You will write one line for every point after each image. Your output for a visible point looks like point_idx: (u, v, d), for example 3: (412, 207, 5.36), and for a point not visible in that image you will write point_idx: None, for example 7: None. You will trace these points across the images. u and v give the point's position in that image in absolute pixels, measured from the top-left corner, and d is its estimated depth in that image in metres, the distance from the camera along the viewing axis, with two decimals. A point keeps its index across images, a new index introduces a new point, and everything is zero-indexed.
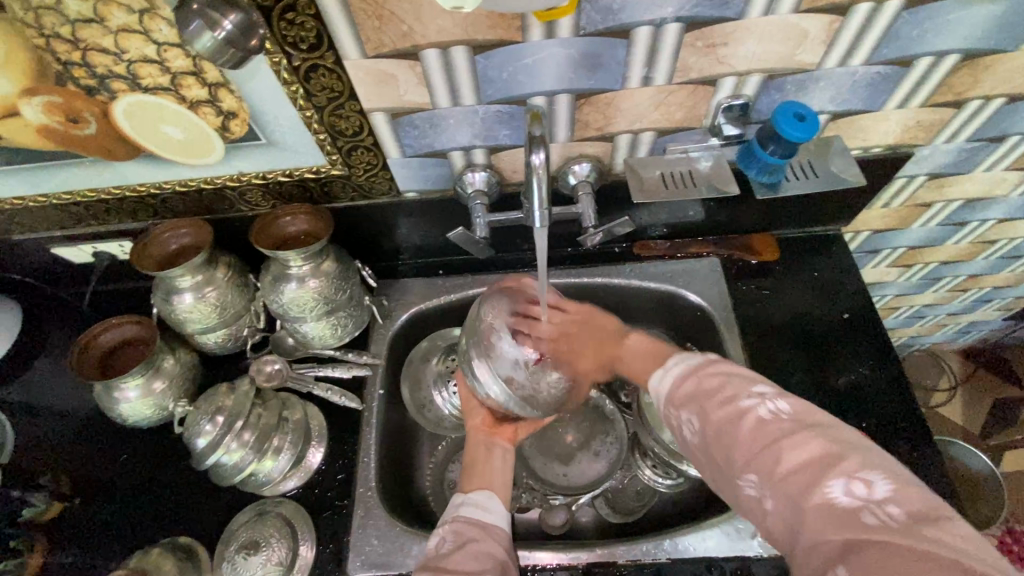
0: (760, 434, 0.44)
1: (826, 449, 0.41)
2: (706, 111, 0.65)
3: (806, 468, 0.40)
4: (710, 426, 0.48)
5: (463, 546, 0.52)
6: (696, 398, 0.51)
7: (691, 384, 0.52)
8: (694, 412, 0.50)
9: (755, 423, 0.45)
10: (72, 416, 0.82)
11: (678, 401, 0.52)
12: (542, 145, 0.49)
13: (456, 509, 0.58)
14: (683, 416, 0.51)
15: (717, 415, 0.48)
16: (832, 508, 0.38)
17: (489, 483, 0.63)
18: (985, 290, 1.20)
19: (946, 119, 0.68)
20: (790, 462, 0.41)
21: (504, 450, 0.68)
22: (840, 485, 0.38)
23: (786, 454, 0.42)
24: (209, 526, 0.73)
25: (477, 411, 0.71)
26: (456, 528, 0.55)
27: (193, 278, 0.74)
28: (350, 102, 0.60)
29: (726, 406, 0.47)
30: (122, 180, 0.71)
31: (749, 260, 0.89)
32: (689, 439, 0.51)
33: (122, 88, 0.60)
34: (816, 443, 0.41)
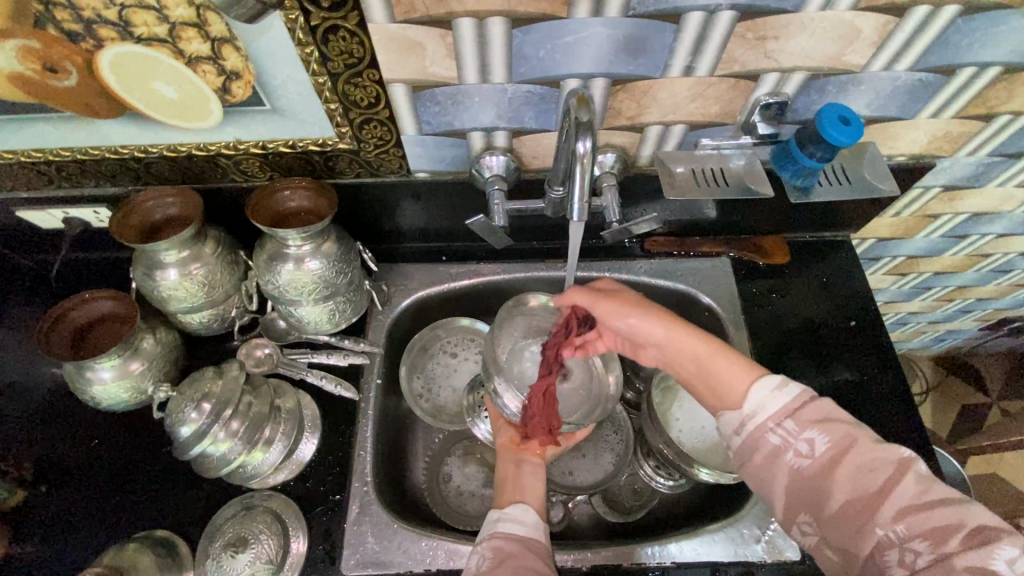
0: (918, 492, 0.43)
1: (995, 522, 0.40)
2: (742, 107, 0.62)
3: (973, 534, 0.40)
4: (849, 464, 0.45)
5: (501, 563, 0.52)
6: (833, 422, 0.47)
7: (820, 412, 0.48)
8: (828, 439, 0.46)
9: (915, 477, 0.43)
10: (35, 397, 0.75)
11: (801, 420, 0.48)
12: (589, 131, 0.46)
13: (493, 525, 0.56)
14: (806, 435, 0.47)
15: (873, 452, 0.45)
16: (988, 571, 0.38)
17: (522, 497, 0.61)
18: (969, 300, 1.23)
19: (974, 131, 0.68)
20: (960, 528, 0.40)
21: (536, 468, 0.65)
22: (1008, 555, 0.38)
23: (950, 519, 0.41)
24: (190, 519, 0.68)
25: (506, 428, 0.70)
26: (493, 545, 0.54)
27: (179, 253, 0.68)
28: (370, 71, 0.55)
29: (877, 447, 0.45)
30: (102, 139, 0.64)
31: (759, 262, 0.88)
32: (792, 462, 0.47)
33: (111, 36, 0.53)
34: (982, 512, 0.41)
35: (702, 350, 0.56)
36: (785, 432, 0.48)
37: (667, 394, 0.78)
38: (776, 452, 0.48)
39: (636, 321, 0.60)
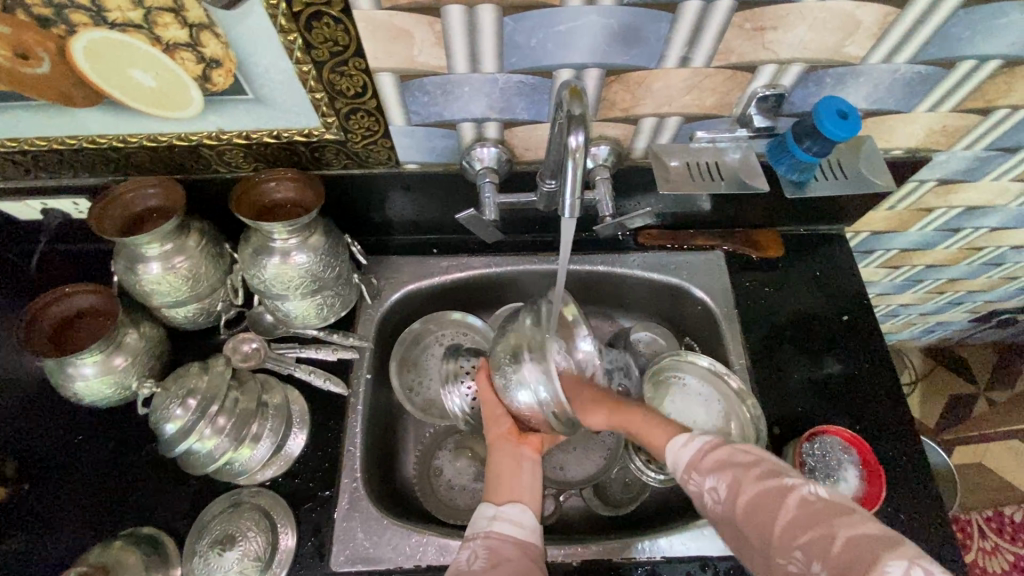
0: (803, 512, 0.41)
1: (874, 533, 0.38)
2: (738, 99, 0.61)
3: (858, 549, 0.38)
4: (744, 498, 0.45)
5: (496, 565, 0.52)
6: (726, 465, 0.47)
7: (721, 454, 0.48)
8: (725, 480, 0.47)
9: (797, 501, 0.42)
10: (17, 393, 0.73)
11: (704, 469, 0.49)
12: (582, 124, 0.45)
13: (489, 523, 0.56)
14: (709, 482, 0.48)
15: (757, 488, 0.44)
16: None
17: (520, 497, 0.60)
18: (961, 293, 1.24)
19: (971, 126, 0.67)
20: (835, 541, 0.39)
21: (533, 463, 0.63)
22: (902, 568, 0.36)
23: (827, 533, 0.39)
24: (178, 516, 0.67)
25: (501, 420, 0.65)
26: (490, 545, 0.54)
27: (161, 246, 0.66)
28: (355, 59, 0.53)
29: (761, 480, 0.44)
30: (80, 129, 0.62)
31: (753, 255, 0.87)
32: (710, 506, 0.48)
33: (83, 22, 0.51)
34: (864, 522, 0.39)
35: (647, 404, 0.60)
36: (694, 486, 0.49)
37: (659, 387, 0.78)
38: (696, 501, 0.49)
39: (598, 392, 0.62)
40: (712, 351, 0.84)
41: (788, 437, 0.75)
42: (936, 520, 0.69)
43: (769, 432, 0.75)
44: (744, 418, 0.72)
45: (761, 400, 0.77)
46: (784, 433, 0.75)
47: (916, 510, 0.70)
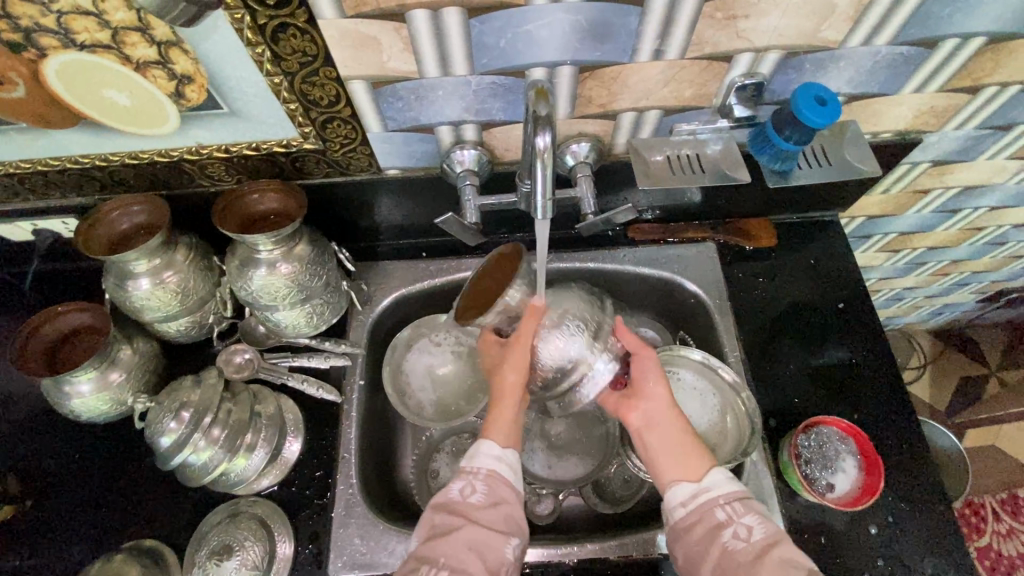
0: None
1: None
2: (717, 90, 0.60)
3: None
4: (780, 550, 0.48)
5: (494, 505, 0.53)
6: (769, 518, 0.51)
7: (759, 504, 0.52)
8: (762, 528, 0.50)
9: None
10: (19, 411, 0.75)
11: (741, 508, 0.51)
12: (548, 125, 0.44)
13: (493, 462, 0.56)
14: (746, 520, 0.50)
15: (796, 550, 0.48)
16: None
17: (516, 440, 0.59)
18: (966, 274, 1.21)
19: (960, 105, 0.65)
20: None
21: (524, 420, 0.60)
22: None
23: None
24: (177, 527, 0.68)
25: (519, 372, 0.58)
26: (490, 484, 0.55)
27: (150, 262, 0.66)
28: (325, 69, 0.53)
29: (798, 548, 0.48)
30: (61, 149, 0.63)
31: (745, 246, 0.86)
32: (726, 542, 0.49)
33: (53, 45, 0.51)
34: None
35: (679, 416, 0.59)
36: (721, 516, 0.51)
37: None
38: (715, 529, 0.50)
39: (653, 397, 0.59)
40: (707, 344, 0.83)
41: (784, 429, 0.74)
42: (937, 508, 0.68)
43: (765, 424, 0.74)
44: (739, 411, 0.72)
45: (757, 392, 0.76)
46: (780, 425, 0.74)
47: (918, 500, 0.69)
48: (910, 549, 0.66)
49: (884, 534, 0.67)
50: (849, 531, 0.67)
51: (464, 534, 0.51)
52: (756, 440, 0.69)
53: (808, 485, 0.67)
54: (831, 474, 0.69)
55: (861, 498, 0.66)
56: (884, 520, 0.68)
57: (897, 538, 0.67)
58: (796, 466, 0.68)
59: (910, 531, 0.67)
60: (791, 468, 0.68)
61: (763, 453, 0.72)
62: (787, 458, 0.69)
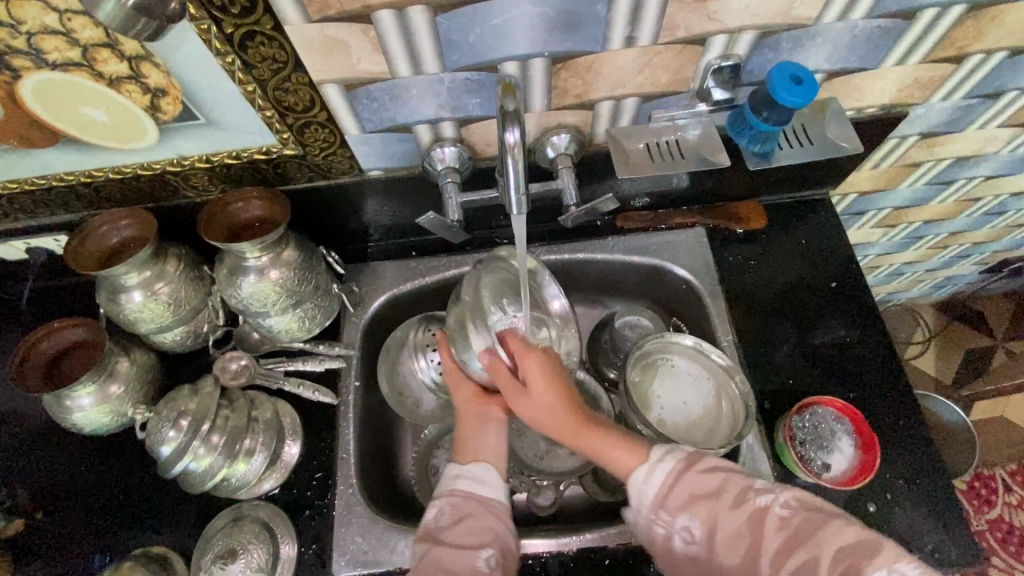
0: (783, 536, 0.47)
1: (854, 542, 0.45)
2: (694, 73, 0.59)
3: (846, 559, 0.44)
4: (721, 529, 0.49)
5: (459, 521, 0.56)
6: (697, 501, 0.51)
7: (688, 486, 0.52)
8: (699, 517, 0.50)
9: (776, 522, 0.48)
10: (24, 427, 0.76)
11: (672, 507, 0.52)
12: (516, 120, 0.45)
13: (453, 481, 0.60)
14: (680, 522, 0.51)
15: (733, 521, 0.49)
16: None
17: (485, 456, 0.62)
18: (966, 246, 1.20)
19: (945, 75, 0.64)
20: (818, 560, 0.45)
21: (500, 425, 0.65)
22: None
23: (812, 555, 0.46)
24: (183, 532, 0.70)
25: (466, 383, 0.67)
26: (452, 502, 0.58)
27: (141, 274, 0.67)
28: (297, 74, 0.53)
29: (737, 510, 0.50)
30: (46, 168, 0.63)
31: (736, 229, 0.85)
32: (683, 545, 0.51)
33: (26, 65, 0.51)
34: (842, 532, 0.46)
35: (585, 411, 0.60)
36: (662, 525, 0.52)
37: (648, 371, 0.76)
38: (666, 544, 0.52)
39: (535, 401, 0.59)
40: (701, 330, 0.83)
41: (779, 411, 0.74)
42: (935, 484, 0.68)
43: (759, 407, 0.74)
44: (733, 394, 0.72)
45: (751, 376, 0.76)
46: (775, 407, 0.74)
47: (916, 476, 0.69)
48: (909, 525, 0.66)
49: (883, 512, 0.67)
50: (847, 510, 0.67)
51: (433, 554, 0.54)
52: (750, 421, 0.68)
53: (803, 466, 0.67)
54: (827, 454, 0.68)
55: (858, 478, 0.66)
56: (882, 498, 0.68)
57: (896, 515, 0.67)
58: (792, 448, 0.68)
59: (908, 508, 0.67)
60: (786, 450, 0.68)
61: (758, 435, 0.72)
62: (782, 439, 0.69)
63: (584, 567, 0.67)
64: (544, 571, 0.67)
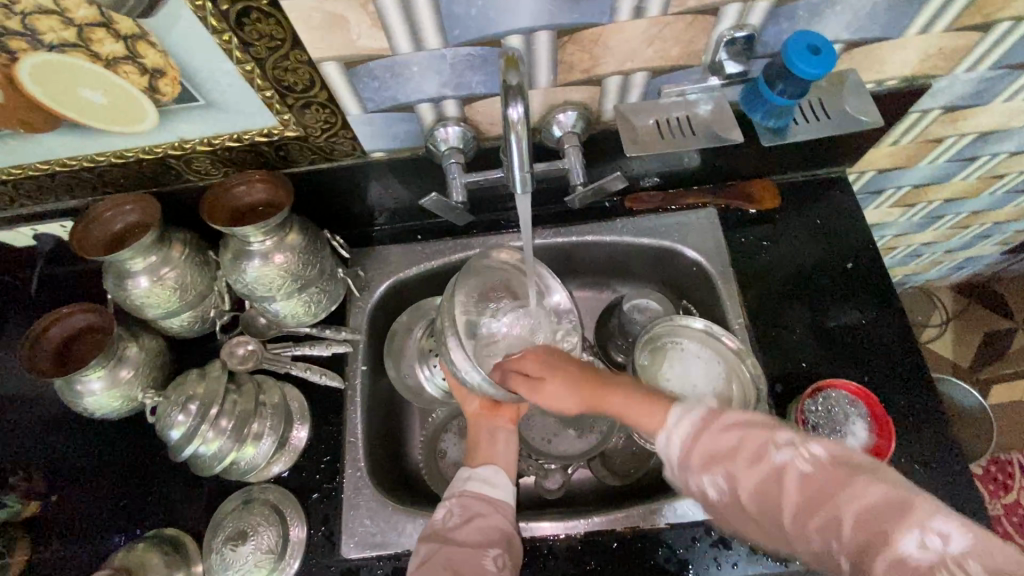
0: (803, 492, 0.44)
1: (881, 502, 0.41)
2: (706, 45, 0.57)
3: (867, 523, 0.41)
4: (747, 487, 0.47)
5: (469, 520, 0.58)
6: (718, 459, 0.49)
7: (709, 443, 0.50)
8: (720, 474, 0.49)
9: (795, 480, 0.45)
10: (38, 411, 0.77)
11: (695, 465, 0.50)
12: (519, 95, 0.44)
13: (464, 483, 0.62)
14: (706, 479, 0.50)
15: (752, 476, 0.47)
16: (905, 564, 0.39)
17: (495, 459, 0.65)
18: (987, 225, 1.16)
19: (971, 44, 0.61)
20: (838, 522, 0.42)
21: (509, 435, 0.68)
22: (914, 538, 0.39)
23: (830, 517, 0.43)
24: (194, 514, 0.70)
25: (472, 398, 0.70)
26: (462, 503, 0.60)
27: (146, 260, 0.67)
28: (295, 52, 0.52)
29: (756, 465, 0.47)
30: (49, 153, 0.63)
31: (749, 209, 0.83)
32: (716, 498, 0.50)
33: (22, 47, 0.51)
34: (868, 489, 0.42)
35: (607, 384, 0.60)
36: (691, 484, 0.51)
37: (657, 355, 0.75)
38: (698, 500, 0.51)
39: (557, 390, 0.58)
40: (711, 312, 0.81)
41: (791, 394, 0.72)
42: (952, 468, 0.67)
43: (771, 390, 0.73)
44: (744, 377, 0.70)
45: (763, 359, 0.74)
46: (787, 390, 0.72)
47: (933, 460, 0.67)
48: None
49: None
50: None
51: (443, 552, 0.55)
52: (760, 403, 0.69)
53: None
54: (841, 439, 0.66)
55: None
56: None
57: None
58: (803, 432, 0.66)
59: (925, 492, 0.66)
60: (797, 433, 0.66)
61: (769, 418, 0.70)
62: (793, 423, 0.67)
63: (592, 550, 0.67)
64: (552, 554, 0.67)
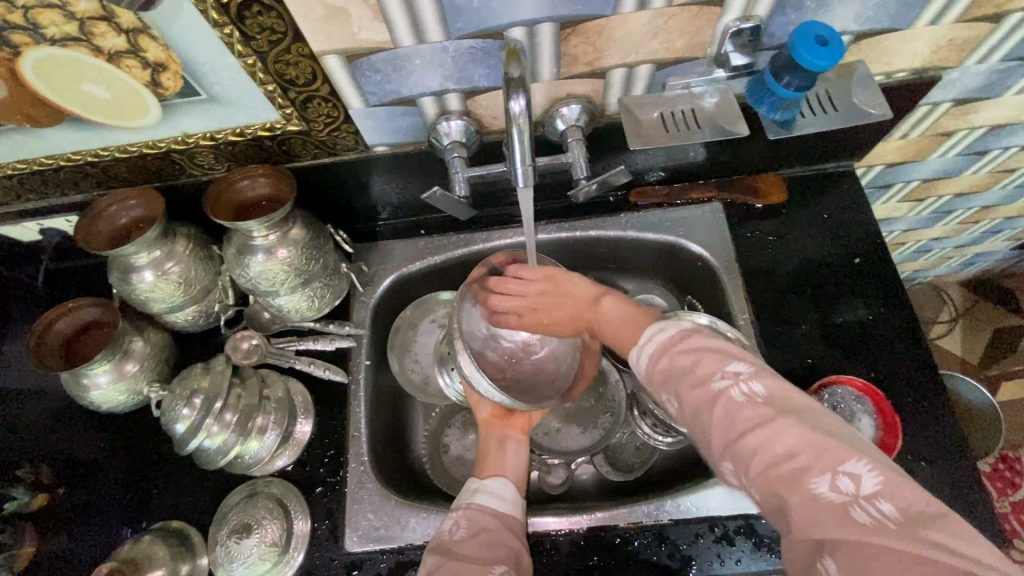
0: (733, 420, 0.42)
1: (800, 441, 0.38)
2: (712, 37, 0.56)
3: (781, 463, 0.38)
4: (687, 409, 0.45)
5: (475, 534, 0.56)
6: (672, 378, 0.47)
7: (670, 363, 0.48)
8: (671, 393, 0.47)
9: (726, 406, 0.42)
10: (45, 404, 0.78)
11: (655, 380, 0.49)
12: (521, 88, 0.44)
13: (472, 495, 0.61)
14: (662, 397, 0.48)
15: (693, 399, 0.45)
16: (811, 499, 0.36)
17: (504, 472, 0.65)
18: (998, 220, 1.14)
19: (982, 35, 0.60)
20: (761, 454, 0.39)
21: (519, 445, 0.68)
22: (826, 481, 0.36)
23: (753, 445, 0.40)
24: (200, 507, 0.71)
25: (484, 405, 0.71)
26: (469, 515, 0.58)
27: (150, 254, 0.67)
28: (297, 45, 0.52)
29: (699, 390, 0.44)
30: (53, 147, 0.63)
31: (756, 203, 0.82)
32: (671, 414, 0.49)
33: (25, 41, 0.51)
34: (795, 430, 0.39)
35: (605, 312, 0.61)
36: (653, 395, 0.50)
37: None
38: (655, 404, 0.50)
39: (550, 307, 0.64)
40: (716, 307, 0.81)
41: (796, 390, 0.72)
42: (959, 466, 0.66)
43: None
44: None
45: (768, 354, 0.74)
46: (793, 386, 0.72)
47: (940, 458, 0.67)
48: None
49: None
50: None
51: (448, 564, 0.52)
52: None
53: None
54: None
55: None
56: None
57: None
58: None
59: (931, 490, 0.65)
60: None
61: None
62: None
63: (595, 546, 0.66)
64: (555, 549, 0.67)
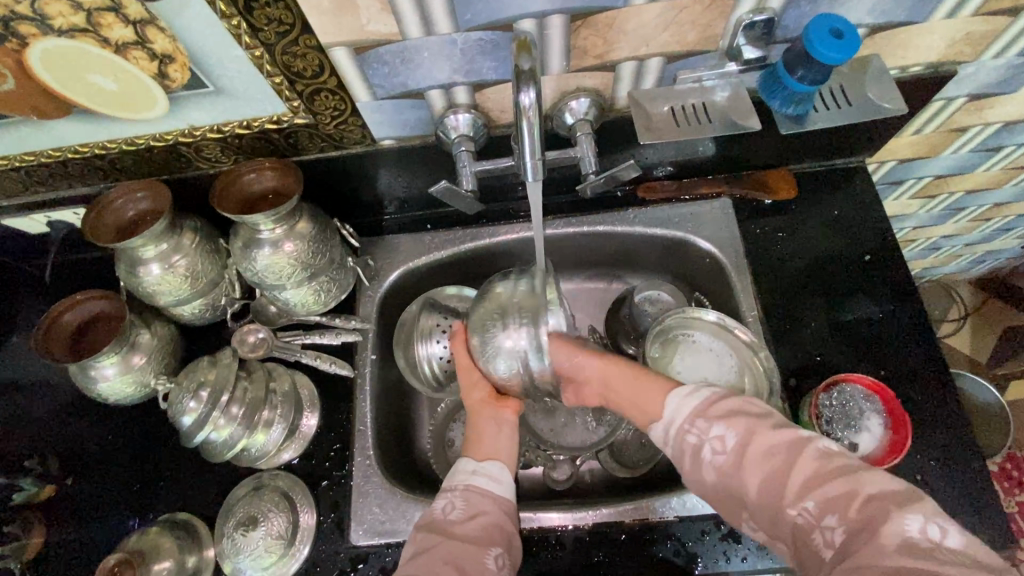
0: (820, 463, 0.44)
1: (897, 488, 0.41)
2: (724, 30, 0.55)
3: (870, 504, 0.40)
4: (758, 448, 0.46)
5: (471, 517, 0.55)
6: (739, 415, 0.49)
7: (731, 406, 0.50)
8: (737, 430, 0.48)
9: (817, 450, 0.44)
10: (53, 396, 0.78)
11: (710, 416, 0.50)
12: (531, 81, 0.43)
13: (469, 477, 0.59)
14: (715, 432, 0.49)
15: (772, 439, 0.46)
16: (904, 541, 0.38)
17: (499, 455, 0.62)
18: (1010, 218, 1.13)
19: (1000, 29, 0.59)
20: (853, 495, 0.41)
21: (512, 427, 0.64)
22: (917, 521, 0.38)
23: (846, 487, 0.41)
24: (206, 499, 0.71)
25: (478, 383, 0.65)
26: (465, 496, 0.57)
27: (157, 247, 0.67)
28: (305, 37, 0.51)
29: (778, 431, 0.47)
30: (61, 140, 0.63)
31: (765, 199, 0.81)
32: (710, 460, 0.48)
33: (32, 32, 0.51)
34: (881, 478, 0.42)
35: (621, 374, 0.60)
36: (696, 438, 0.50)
37: (668, 346, 0.74)
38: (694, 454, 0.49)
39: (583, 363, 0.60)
40: (724, 304, 0.80)
41: (805, 388, 0.71)
42: (968, 465, 0.65)
43: (784, 383, 0.71)
44: (757, 370, 0.69)
45: (777, 352, 0.73)
46: (801, 384, 0.71)
47: (949, 457, 0.66)
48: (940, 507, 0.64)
49: None
50: None
51: (443, 546, 0.52)
52: (773, 397, 0.67)
53: None
54: (855, 433, 0.64)
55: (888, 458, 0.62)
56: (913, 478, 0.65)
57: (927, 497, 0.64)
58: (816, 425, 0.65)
59: (941, 489, 0.64)
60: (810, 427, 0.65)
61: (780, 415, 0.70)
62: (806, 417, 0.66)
63: (600, 542, 0.66)
64: (559, 544, 0.67)
